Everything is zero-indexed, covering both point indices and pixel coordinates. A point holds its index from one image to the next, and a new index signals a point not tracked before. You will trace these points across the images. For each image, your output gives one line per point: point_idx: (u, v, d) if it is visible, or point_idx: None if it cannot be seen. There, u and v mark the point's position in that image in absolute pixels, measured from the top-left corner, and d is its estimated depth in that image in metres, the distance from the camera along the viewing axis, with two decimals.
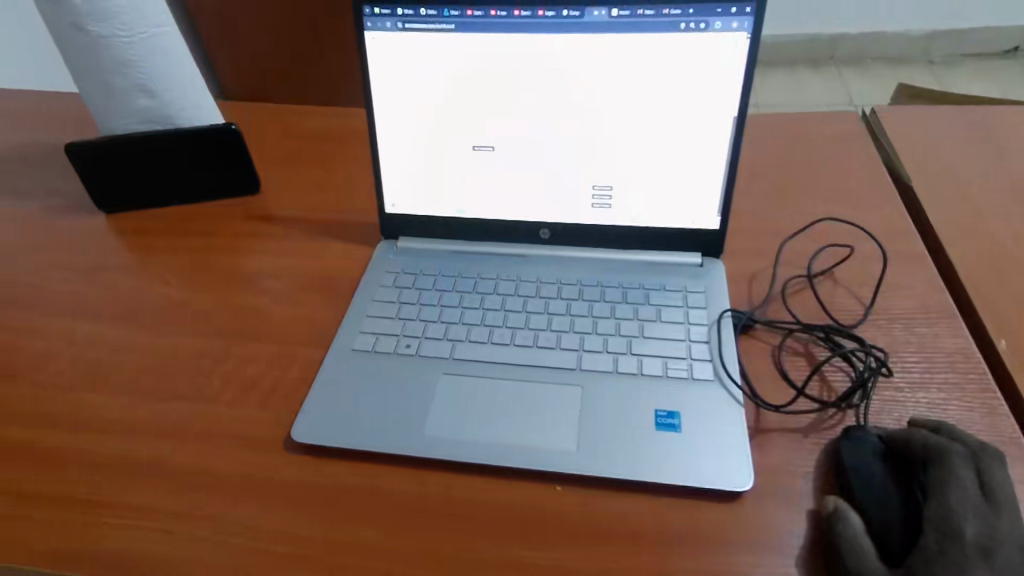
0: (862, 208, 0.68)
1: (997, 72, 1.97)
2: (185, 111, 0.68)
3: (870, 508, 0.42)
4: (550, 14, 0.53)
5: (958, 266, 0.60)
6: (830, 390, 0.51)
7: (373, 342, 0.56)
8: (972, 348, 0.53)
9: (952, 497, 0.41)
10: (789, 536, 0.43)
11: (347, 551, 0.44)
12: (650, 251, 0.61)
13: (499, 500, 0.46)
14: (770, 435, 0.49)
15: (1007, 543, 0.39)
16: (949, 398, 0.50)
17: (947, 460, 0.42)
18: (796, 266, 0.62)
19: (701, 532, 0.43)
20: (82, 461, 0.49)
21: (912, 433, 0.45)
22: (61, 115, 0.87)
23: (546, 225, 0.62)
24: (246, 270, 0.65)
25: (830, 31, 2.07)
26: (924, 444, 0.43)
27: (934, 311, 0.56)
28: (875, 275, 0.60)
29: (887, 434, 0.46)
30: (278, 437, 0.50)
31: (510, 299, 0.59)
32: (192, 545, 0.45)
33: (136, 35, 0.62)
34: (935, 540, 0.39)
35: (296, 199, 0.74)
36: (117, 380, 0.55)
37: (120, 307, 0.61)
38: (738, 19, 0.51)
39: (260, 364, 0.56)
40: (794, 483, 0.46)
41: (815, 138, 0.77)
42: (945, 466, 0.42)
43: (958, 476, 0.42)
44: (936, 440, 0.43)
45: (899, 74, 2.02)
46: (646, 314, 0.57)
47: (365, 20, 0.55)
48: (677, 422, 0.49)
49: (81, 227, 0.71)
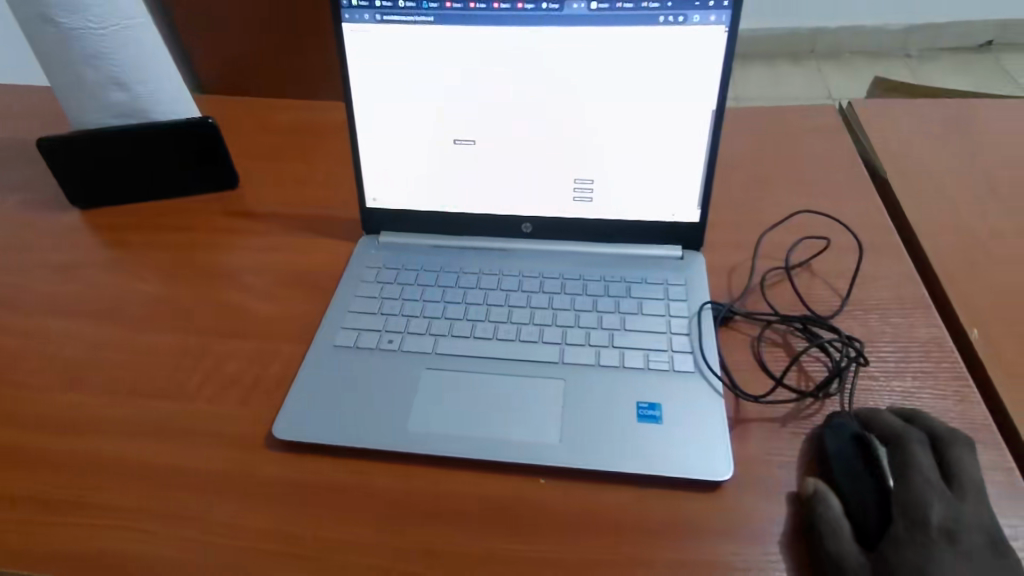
0: (839, 200, 0.68)
1: (971, 65, 2.01)
2: (160, 105, 0.67)
3: (848, 491, 0.43)
4: (529, 7, 0.53)
5: (932, 257, 0.61)
6: (808, 380, 0.52)
7: (355, 337, 0.55)
8: (946, 338, 0.54)
9: (916, 482, 0.42)
10: (768, 524, 0.44)
11: (330, 548, 0.44)
12: (632, 244, 0.62)
13: (482, 494, 0.46)
14: (749, 425, 0.49)
15: (975, 529, 0.40)
16: (923, 387, 0.51)
17: (905, 447, 0.44)
18: (775, 258, 0.63)
19: (682, 522, 0.44)
20: (58, 461, 0.49)
21: (877, 413, 0.47)
22: (32, 109, 0.85)
23: (528, 219, 0.62)
24: (225, 267, 0.64)
25: (809, 25, 2.09)
26: (888, 430, 0.45)
27: (909, 302, 0.57)
28: (852, 267, 0.61)
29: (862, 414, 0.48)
30: (259, 434, 0.50)
31: (492, 293, 0.59)
32: (173, 545, 0.44)
33: (109, 27, 0.60)
34: (905, 527, 0.40)
35: (275, 194, 0.73)
36: (94, 379, 0.54)
37: (95, 305, 0.60)
38: (715, 12, 0.51)
39: (239, 361, 0.55)
40: (773, 472, 0.46)
41: (794, 131, 0.78)
42: (914, 453, 0.43)
43: (918, 461, 0.43)
44: (897, 426, 0.45)
45: (877, 67, 2.04)
46: (628, 306, 0.57)
47: (342, 12, 0.55)
48: (658, 414, 0.49)
49: (55, 223, 0.69)
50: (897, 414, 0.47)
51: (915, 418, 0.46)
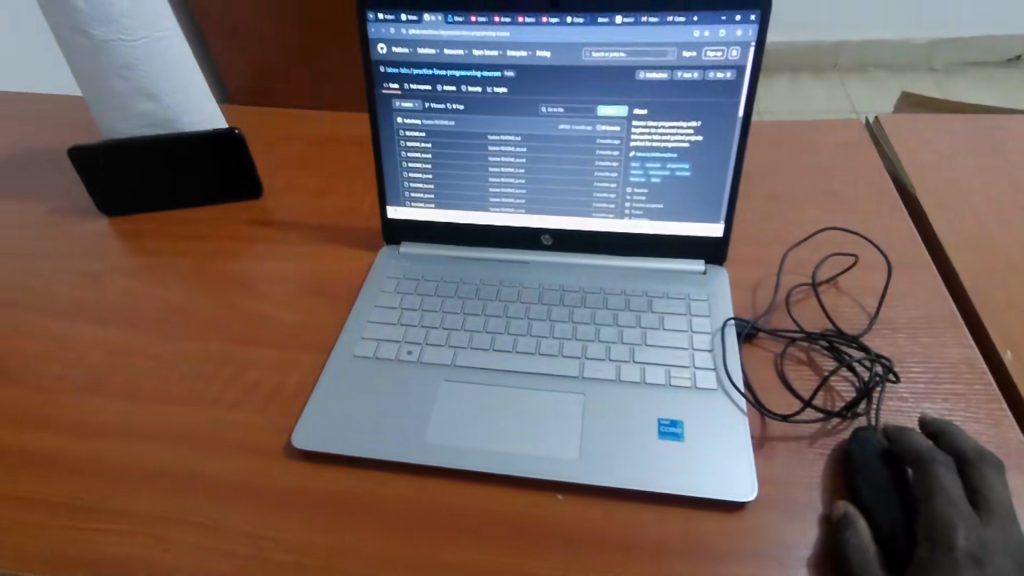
0: (866, 216, 0.67)
1: (998, 80, 1.98)
2: (188, 115, 0.68)
3: (876, 512, 0.43)
4: (553, 21, 0.53)
5: (964, 275, 0.60)
6: (835, 400, 0.51)
7: (374, 348, 0.55)
8: (978, 359, 0.53)
9: (939, 507, 0.41)
10: (794, 549, 0.42)
11: (346, 560, 0.43)
12: (654, 258, 0.61)
13: (500, 509, 0.46)
14: (774, 444, 0.48)
15: (1002, 553, 0.39)
16: (953, 409, 0.50)
17: (929, 468, 0.42)
18: (800, 274, 0.62)
19: (705, 544, 0.43)
20: (81, 466, 0.49)
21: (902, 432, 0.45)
22: (64, 119, 0.87)
23: (548, 231, 0.62)
24: (248, 275, 0.65)
25: (833, 38, 2.07)
26: (914, 451, 0.43)
27: (938, 321, 0.56)
28: (879, 284, 0.60)
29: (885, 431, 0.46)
30: (278, 443, 0.50)
31: (512, 305, 0.58)
32: (192, 553, 0.44)
33: (140, 39, 0.62)
34: (929, 550, 0.39)
35: (298, 203, 0.73)
36: (117, 385, 0.55)
37: (121, 311, 0.61)
38: (742, 27, 0.51)
39: (260, 369, 0.55)
40: (797, 494, 0.45)
41: (818, 145, 0.77)
42: (941, 473, 0.42)
43: (943, 484, 0.41)
44: (924, 448, 0.43)
45: (901, 82, 2.02)
46: (649, 321, 0.56)
47: (368, 26, 0.55)
48: (680, 431, 0.48)
49: (84, 230, 0.70)
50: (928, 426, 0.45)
51: (943, 435, 0.45)
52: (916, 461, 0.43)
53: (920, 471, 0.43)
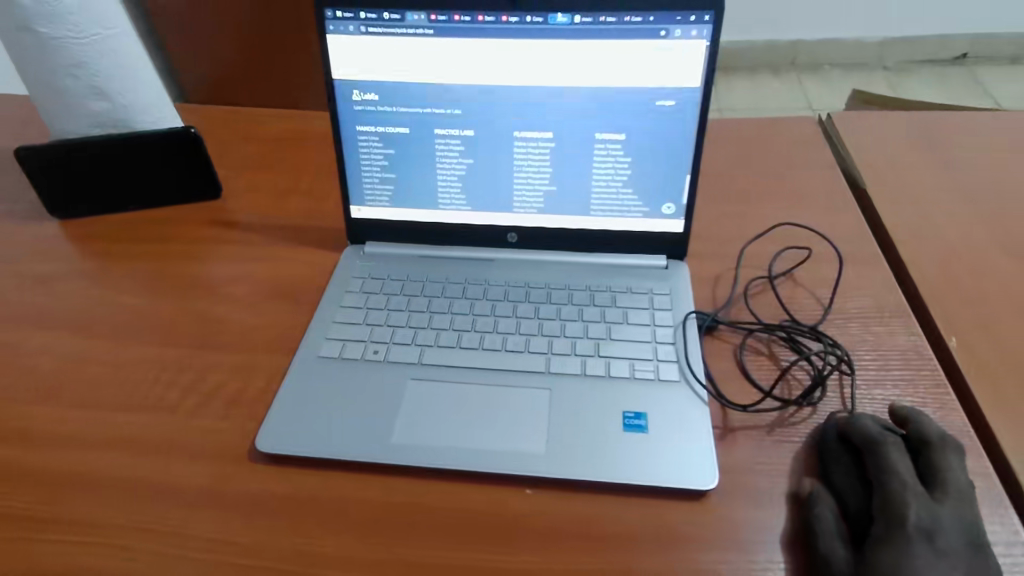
0: (821, 211, 0.70)
1: (946, 78, 2.05)
2: (140, 115, 0.66)
3: (846, 497, 0.44)
4: (513, 20, 0.53)
5: (912, 267, 0.62)
6: (792, 389, 0.52)
7: (339, 348, 0.55)
8: (924, 346, 0.55)
9: (894, 486, 0.42)
10: (753, 532, 0.44)
11: (315, 562, 0.43)
12: (618, 255, 0.62)
13: (468, 505, 0.46)
14: (736, 435, 0.49)
15: (954, 529, 0.41)
16: (903, 395, 0.52)
17: (882, 451, 0.44)
18: (759, 267, 0.63)
19: (669, 530, 0.44)
20: (37, 476, 0.48)
21: (855, 419, 0.47)
22: (11, 118, 0.84)
23: (513, 229, 0.62)
24: (209, 277, 0.64)
25: (789, 36, 2.12)
26: (863, 439, 0.46)
27: (888, 310, 0.58)
28: (834, 276, 0.62)
29: (839, 421, 0.48)
30: (242, 447, 0.49)
31: (478, 303, 0.59)
32: (156, 560, 0.43)
33: (89, 37, 0.60)
34: (884, 528, 0.41)
35: (260, 203, 0.72)
36: (74, 392, 0.53)
37: (76, 316, 0.59)
38: (697, 27, 0.52)
39: (222, 372, 0.55)
40: (758, 480, 0.47)
41: (774, 142, 0.79)
42: (894, 456, 0.44)
43: (895, 465, 0.43)
44: (873, 434, 0.45)
45: (854, 80, 2.08)
46: (614, 316, 0.57)
47: (327, 24, 0.55)
48: (645, 423, 0.49)
49: (36, 233, 0.68)
50: (895, 411, 0.48)
51: (909, 420, 0.47)
52: (869, 447, 0.45)
53: (874, 456, 0.44)
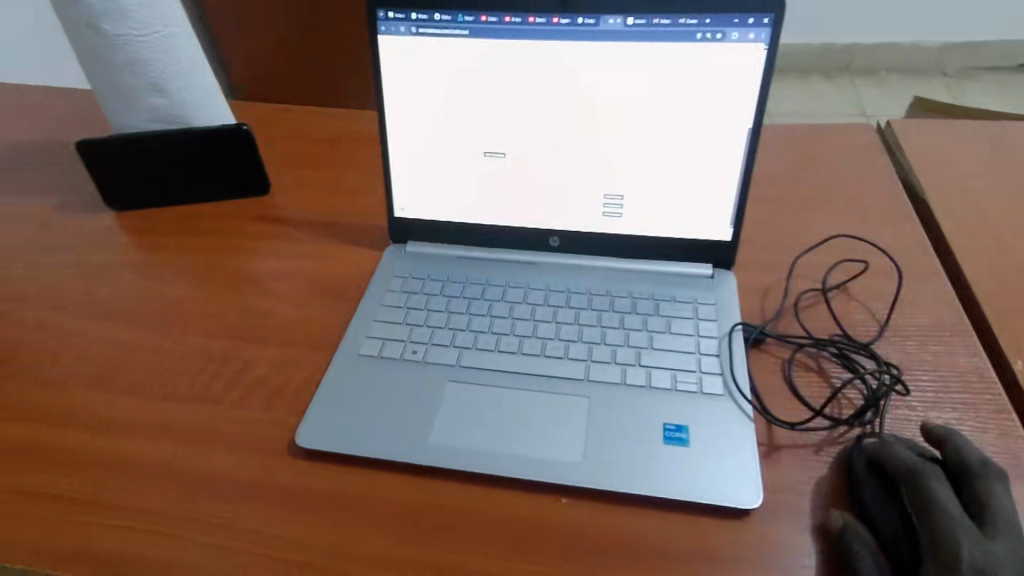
0: (877, 223, 0.67)
1: (1012, 85, 1.96)
2: (195, 112, 0.68)
3: (879, 522, 0.43)
4: (564, 22, 0.53)
5: (975, 284, 0.59)
6: (842, 409, 0.50)
7: (379, 347, 0.55)
8: (988, 368, 0.52)
9: (936, 518, 0.40)
10: (796, 556, 0.42)
11: (350, 560, 0.43)
12: (662, 262, 0.61)
13: (504, 511, 0.45)
14: (781, 453, 0.48)
15: (1009, 566, 0.38)
16: (963, 419, 0.49)
17: (922, 483, 0.42)
18: (810, 280, 0.61)
19: (708, 550, 0.43)
20: (88, 461, 0.49)
21: (886, 446, 0.44)
22: (75, 112, 0.87)
23: (556, 233, 0.61)
24: (255, 272, 0.65)
25: (845, 40, 2.06)
26: (900, 469, 0.43)
27: (949, 330, 0.56)
28: (890, 291, 0.59)
29: (869, 446, 0.45)
30: (282, 441, 0.50)
31: (517, 307, 0.58)
32: (197, 549, 0.44)
33: (150, 35, 0.62)
34: (932, 565, 0.39)
35: (306, 200, 0.73)
36: (124, 380, 0.55)
37: (129, 306, 0.61)
38: (755, 30, 0.50)
39: (265, 366, 0.55)
40: (803, 502, 0.45)
41: (829, 149, 0.76)
42: (937, 488, 0.41)
43: (940, 498, 0.41)
44: (910, 463, 0.43)
45: (912, 86, 2.01)
46: (656, 325, 0.56)
47: (379, 24, 0.55)
48: (686, 436, 0.48)
49: (94, 224, 0.71)
50: (931, 432, 0.45)
51: (946, 445, 0.44)
52: (906, 477, 0.42)
53: (914, 487, 0.42)
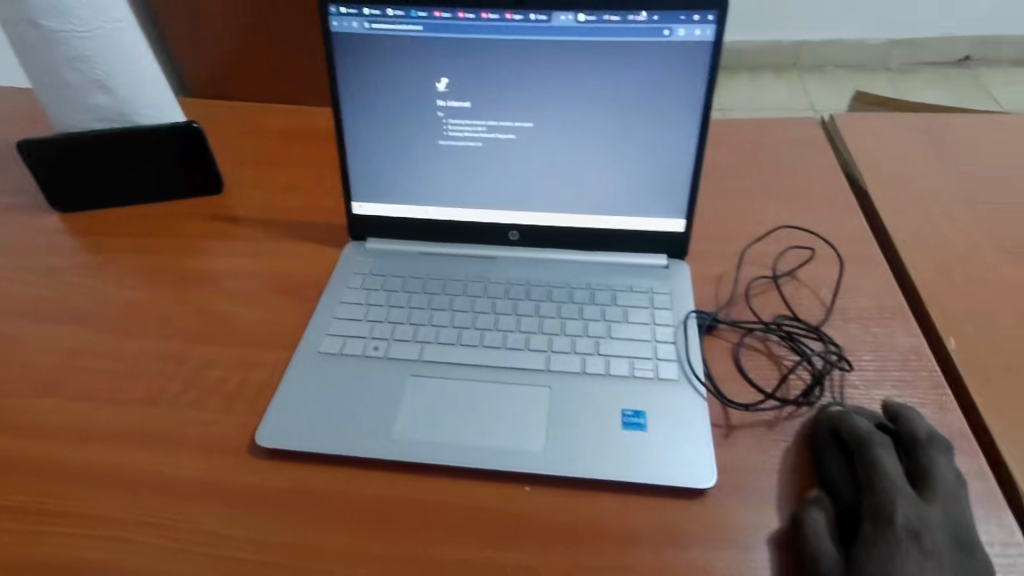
0: (822, 211, 0.70)
1: (949, 81, 2.05)
2: (147, 109, 0.67)
3: (839, 488, 0.45)
4: (517, 18, 0.53)
5: (912, 269, 0.62)
6: (791, 389, 0.53)
7: (340, 344, 0.55)
8: (924, 347, 0.55)
9: (882, 485, 0.43)
10: (750, 531, 0.44)
11: (314, 556, 0.43)
12: (618, 252, 0.62)
13: (467, 501, 0.46)
14: (736, 433, 0.50)
15: (941, 527, 0.41)
16: (902, 395, 0.52)
17: (868, 449, 0.45)
18: (761, 267, 0.63)
19: (666, 528, 0.44)
20: (37, 468, 0.48)
21: (848, 416, 0.47)
22: (14, 111, 0.84)
23: (515, 227, 0.62)
24: (210, 271, 0.64)
25: (792, 37, 2.12)
26: (853, 437, 0.46)
27: (888, 311, 0.59)
28: (834, 277, 0.62)
29: (832, 418, 0.48)
30: (242, 441, 0.50)
31: (478, 301, 0.59)
32: (156, 552, 0.44)
33: (94, 31, 0.60)
34: (872, 527, 0.42)
35: (262, 198, 0.72)
36: (75, 384, 0.53)
37: (78, 309, 0.60)
38: (701, 26, 0.52)
39: (223, 366, 0.55)
40: (754, 480, 0.47)
41: (775, 142, 0.79)
42: (882, 456, 0.44)
43: (885, 466, 0.44)
44: (862, 431, 0.46)
45: (857, 81, 2.08)
46: (614, 315, 0.57)
47: (331, 20, 0.55)
48: (644, 421, 0.49)
49: (38, 226, 0.68)
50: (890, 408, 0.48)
51: (901, 418, 0.47)
52: (859, 445, 0.45)
53: (863, 454, 0.45)
